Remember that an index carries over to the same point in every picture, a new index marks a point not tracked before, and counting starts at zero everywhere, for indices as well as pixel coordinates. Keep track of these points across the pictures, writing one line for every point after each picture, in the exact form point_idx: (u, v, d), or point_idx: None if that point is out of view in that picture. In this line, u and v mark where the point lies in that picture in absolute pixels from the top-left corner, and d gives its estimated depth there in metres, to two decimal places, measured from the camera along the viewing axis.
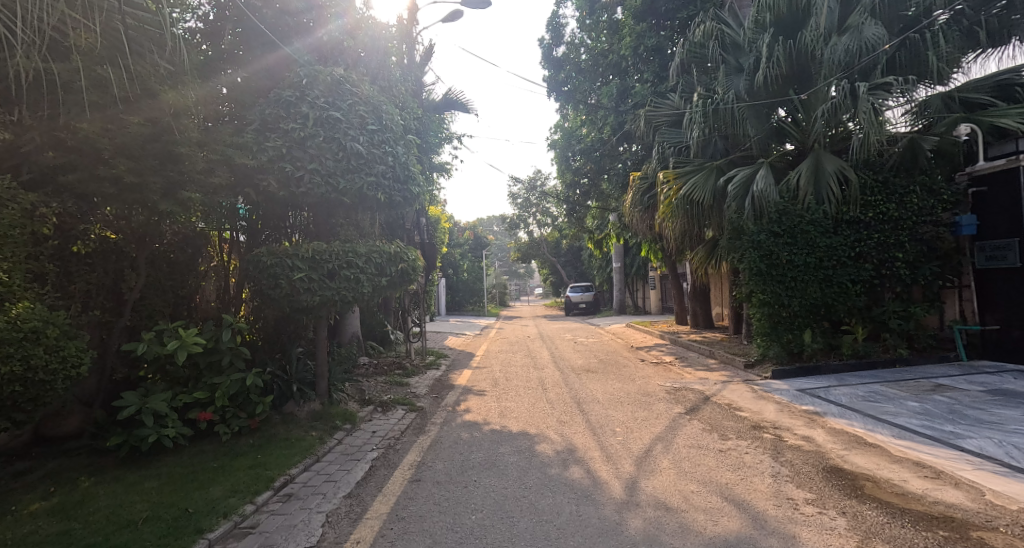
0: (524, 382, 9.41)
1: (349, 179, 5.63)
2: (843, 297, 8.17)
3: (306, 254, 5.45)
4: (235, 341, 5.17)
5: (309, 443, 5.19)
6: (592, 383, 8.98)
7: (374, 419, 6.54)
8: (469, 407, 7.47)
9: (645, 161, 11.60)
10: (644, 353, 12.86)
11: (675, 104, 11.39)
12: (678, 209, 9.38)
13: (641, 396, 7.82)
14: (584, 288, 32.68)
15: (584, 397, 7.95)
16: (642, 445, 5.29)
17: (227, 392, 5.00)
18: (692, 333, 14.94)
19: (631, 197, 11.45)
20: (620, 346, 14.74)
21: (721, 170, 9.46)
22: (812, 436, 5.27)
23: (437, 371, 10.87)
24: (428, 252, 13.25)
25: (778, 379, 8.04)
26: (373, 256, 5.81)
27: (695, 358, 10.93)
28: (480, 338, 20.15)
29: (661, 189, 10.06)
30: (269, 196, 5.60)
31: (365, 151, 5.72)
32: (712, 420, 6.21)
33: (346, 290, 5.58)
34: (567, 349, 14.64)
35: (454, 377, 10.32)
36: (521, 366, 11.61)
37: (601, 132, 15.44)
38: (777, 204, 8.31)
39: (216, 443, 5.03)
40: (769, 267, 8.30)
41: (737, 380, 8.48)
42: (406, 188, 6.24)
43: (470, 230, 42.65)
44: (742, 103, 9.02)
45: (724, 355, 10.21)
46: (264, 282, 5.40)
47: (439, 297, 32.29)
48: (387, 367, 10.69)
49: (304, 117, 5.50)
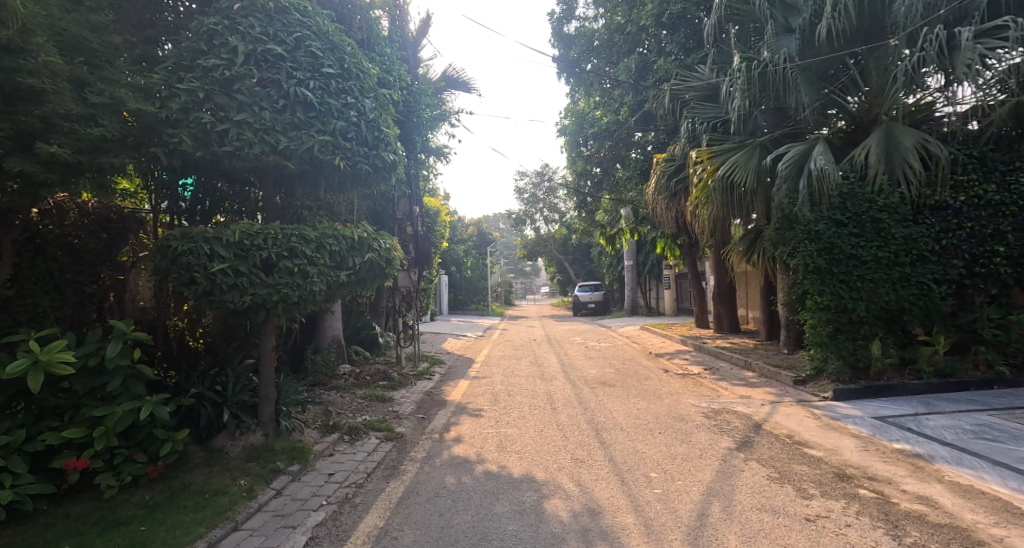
0: (528, 398, 7.96)
1: (294, 137, 4.13)
2: (924, 301, 6.67)
3: (232, 238, 3.97)
4: (132, 357, 3.74)
5: (229, 500, 3.72)
6: (611, 402, 7.50)
7: (335, 454, 5.06)
8: (461, 435, 6.01)
9: (670, 142, 10.12)
10: (666, 362, 11.34)
11: (705, 76, 9.89)
12: (715, 193, 7.93)
13: (673, 421, 6.33)
14: (592, 288, 31.18)
15: (602, 421, 6.48)
16: (691, 507, 3.81)
17: (111, 427, 3.54)
18: (718, 339, 13.38)
19: (654, 182, 9.97)
20: (638, 352, 13.26)
21: (765, 148, 8.08)
22: (933, 497, 3.76)
23: (429, 382, 9.43)
24: (423, 246, 11.84)
25: (843, 402, 6.52)
26: (327, 242, 4.33)
27: (728, 370, 9.44)
28: (483, 340, 18.72)
29: (692, 170, 8.59)
30: (188, 160, 4.15)
31: (317, 100, 4.23)
32: (775, 462, 4.72)
33: (288, 288, 4.11)
34: (577, 355, 13.15)
35: (448, 390, 8.88)
36: (526, 375, 10.17)
37: (617, 114, 13.98)
38: (840, 186, 6.84)
39: (95, 502, 3.55)
40: (829, 263, 6.84)
41: (788, 400, 6.98)
42: (375, 156, 4.75)
43: (475, 226, 41.32)
44: (795, 66, 7.55)
45: (765, 368, 8.71)
46: (175, 275, 3.94)
47: (441, 295, 30.85)
48: (371, 377, 9.28)
49: (231, 52, 4.00)
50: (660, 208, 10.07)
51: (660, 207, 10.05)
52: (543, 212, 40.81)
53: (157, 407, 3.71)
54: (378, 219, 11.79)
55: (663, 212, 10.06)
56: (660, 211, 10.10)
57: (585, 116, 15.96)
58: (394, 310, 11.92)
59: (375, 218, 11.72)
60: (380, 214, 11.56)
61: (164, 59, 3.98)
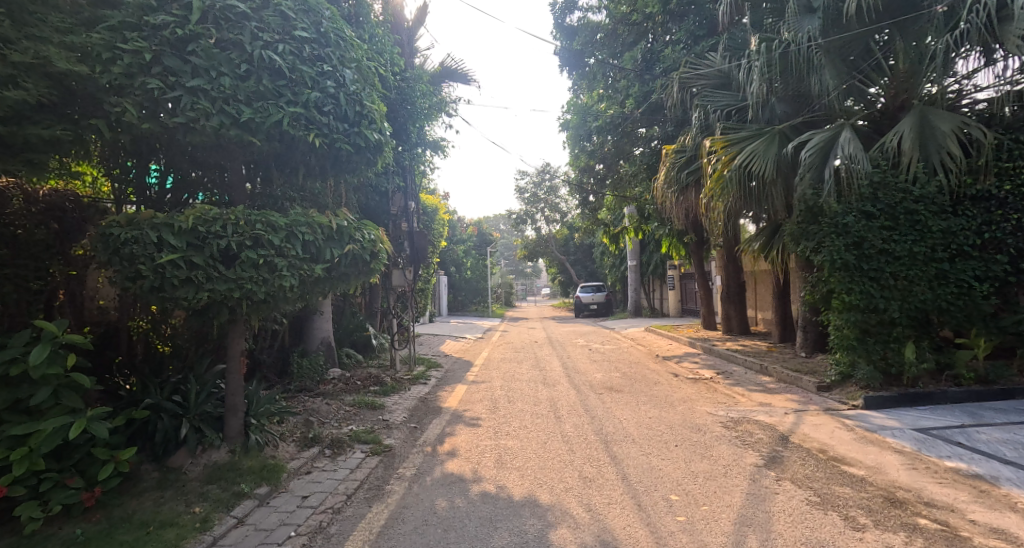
0: (530, 405, 7.39)
1: (260, 108, 3.56)
2: (964, 300, 6.12)
3: (186, 223, 3.38)
4: (65, 364, 3.16)
5: (178, 534, 3.13)
6: (620, 410, 6.93)
7: (312, 472, 4.48)
8: (456, 448, 5.44)
9: (681, 132, 9.57)
10: (674, 366, 10.76)
11: (717, 63, 9.33)
12: (731, 184, 7.37)
13: (690, 432, 5.75)
14: (594, 288, 30.60)
15: (612, 432, 5.91)
16: (724, 541, 3.23)
17: (35, 448, 2.96)
18: (728, 341, 12.83)
19: (663, 175, 9.41)
20: (644, 354, 12.70)
21: (785, 136, 7.52)
22: (1011, 530, 3.18)
23: (424, 388, 8.87)
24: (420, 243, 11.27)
25: (876, 411, 5.93)
26: (300, 231, 3.76)
27: (743, 375, 8.86)
28: (482, 341, 18.16)
29: (705, 160, 8.02)
30: (137, 136, 3.57)
31: (288, 67, 3.67)
32: (814, 483, 4.14)
33: (252, 283, 3.52)
34: (581, 358, 12.60)
35: (444, 396, 8.32)
36: (528, 380, 9.60)
37: (622, 107, 13.43)
38: (870, 175, 6.30)
39: (15, 537, 2.97)
40: (857, 259, 6.32)
41: (814, 408, 6.40)
42: (357, 134, 4.17)
43: (475, 226, 40.80)
44: (818, 46, 7.01)
45: (783, 373, 8.15)
46: (117, 268, 3.34)
47: (440, 296, 30.30)
48: (362, 381, 8.73)
49: (186, 8, 3.43)
50: (669, 203, 9.51)
51: (669, 202, 9.49)
52: (545, 212, 40.27)
53: (94, 423, 3.13)
54: (372, 215, 11.24)
55: (672, 207, 9.49)
56: (669, 205, 9.54)
57: (589, 110, 15.40)
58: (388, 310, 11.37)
59: (368, 215, 11.17)
60: (373, 209, 11.01)
61: (104, 13, 3.39)
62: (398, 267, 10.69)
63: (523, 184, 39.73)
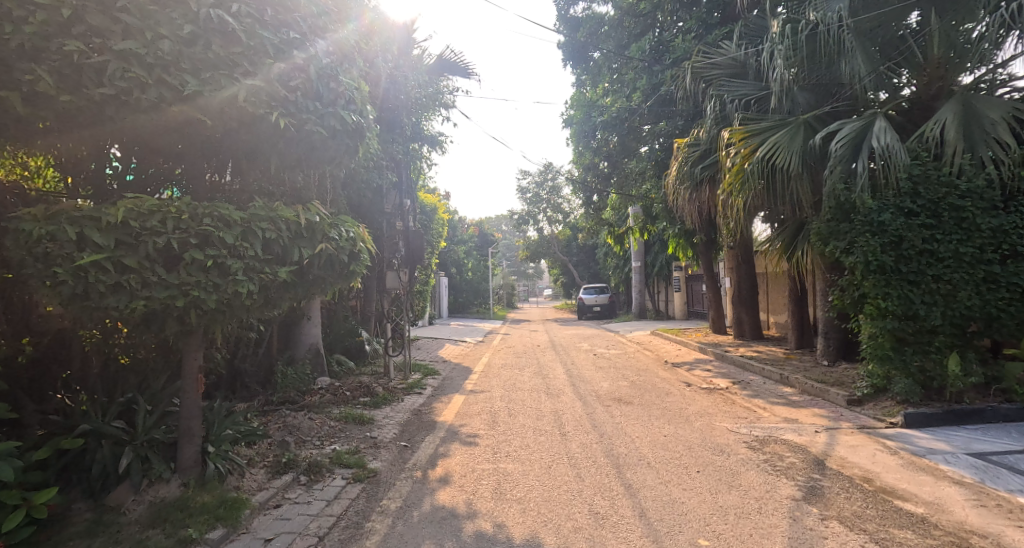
0: (532, 420, 6.79)
1: (208, 79, 2.96)
2: (1016, 306, 5.50)
3: (115, 217, 2.75)
4: None
5: None
6: (631, 427, 6.33)
7: (282, 507, 3.88)
8: (450, 473, 4.84)
9: (693, 125, 8.98)
10: (685, 374, 10.15)
11: (731, 50, 8.74)
12: (753, 179, 6.77)
13: (712, 455, 5.14)
14: (598, 290, 29.98)
15: (624, 454, 5.31)
16: None
17: None
18: (741, 347, 12.21)
19: (675, 169, 8.82)
20: (652, 361, 12.10)
21: (811, 127, 6.93)
22: None
23: (419, 398, 8.28)
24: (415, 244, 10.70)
25: (919, 431, 5.32)
26: (262, 227, 3.18)
27: (761, 385, 8.26)
28: (482, 345, 17.59)
29: (722, 153, 7.42)
30: (61, 112, 2.96)
31: (244, 31, 3.07)
32: (867, 523, 3.53)
33: (200, 290, 2.91)
34: (586, 364, 12.01)
35: (440, 408, 7.72)
36: (530, 389, 9.02)
37: (629, 100, 12.84)
38: (909, 167, 5.71)
39: None
40: (895, 260, 5.73)
41: (847, 426, 5.78)
42: (332, 115, 3.58)
43: (476, 226, 40.27)
44: (848, 27, 6.42)
45: (806, 384, 7.54)
46: (30, 270, 2.72)
47: (440, 298, 29.73)
48: (353, 392, 8.14)
49: None
50: (682, 199, 8.91)
51: (681, 198, 8.89)
52: (546, 213, 39.71)
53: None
54: (365, 214, 10.67)
55: (684, 204, 8.89)
56: (682, 202, 8.94)
57: (593, 105, 14.80)
58: (382, 315, 10.79)
59: (361, 214, 10.60)
60: (366, 208, 10.44)
61: None
62: (393, 269, 10.11)
63: (524, 184, 39.15)
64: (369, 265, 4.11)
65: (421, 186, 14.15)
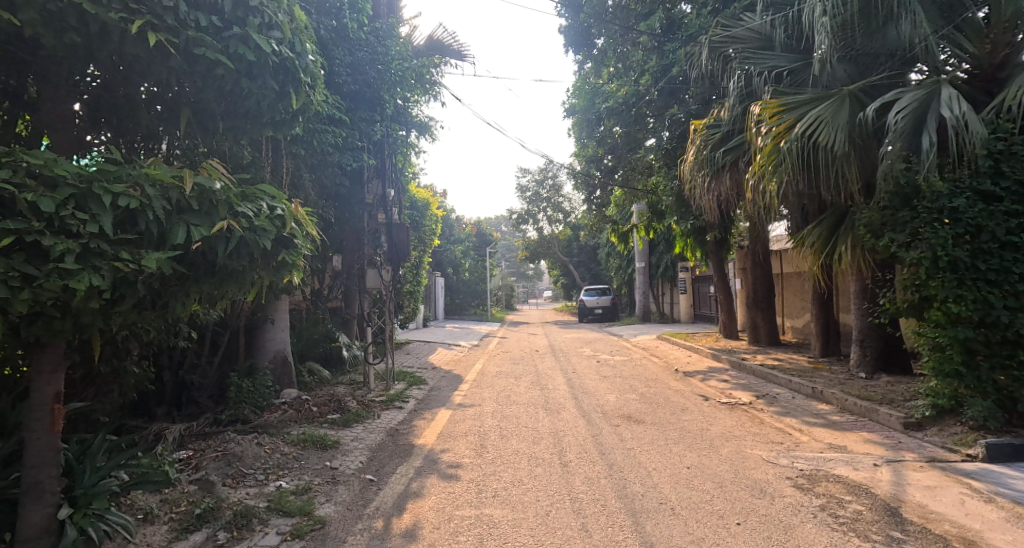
0: (527, 445, 5.75)
1: None
2: None
3: None
4: None
5: None
6: (645, 455, 5.29)
7: None
8: (419, 523, 3.78)
9: (713, 105, 7.95)
10: (701, 387, 9.10)
11: (756, 19, 7.71)
12: (791, 160, 5.71)
13: (751, 498, 4.08)
14: (599, 292, 28.92)
15: (638, 494, 4.26)
16: None
17: None
18: (758, 355, 11.18)
19: (692, 155, 7.75)
20: (661, 370, 11.06)
21: (857, 100, 5.88)
22: None
23: (398, 416, 7.22)
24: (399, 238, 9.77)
25: (1008, 468, 4.25)
26: (115, 188, 2.15)
27: (791, 401, 7.21)
28: (477, 350, 16.56)
29: (751, 132, 6.36)
30: None
31: None
32: None
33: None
34: (588, 373, 10.97)
35: (420, 428, 6.67)
36: (526, 403, 7.97)
37: (637, 85, 11.83)
38: (990, 143, 4.69)
39: None
40: (972, 256, 4.70)
41: (911, 458, 4.72)
42: (240, 40, 2.97)
43: (474, 226, 39.28)
44: None
45: (846, 401, 6.50)
46: None
47: (436, 299, 28.70)
48: (321, 406, 7.10)
49: None
50: (699, 190, 7.81)
51: (699, 188, 7.79)
52: (546, 212, 38.74)
53: None
54: (343, 203, 9.67)
55: (702, 195, 7.77)
56: (699, 193, 7.84)
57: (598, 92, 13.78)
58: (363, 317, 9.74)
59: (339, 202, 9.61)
60: (345, 196, 9.44)
61: None
62: (372, 266, 9.14)
63: (524, 182, 38.16)
64: (305, 253, 3.08)
65: (410, 177, 13.14)
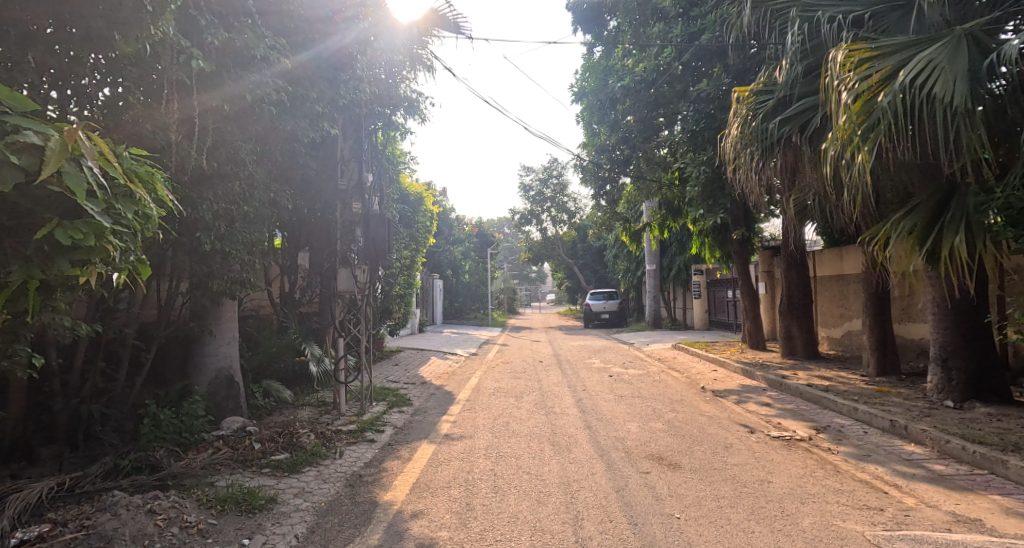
0: (529, 507, 4.24)
1: None
2: None
3: None
4: None
5: None
6: (694, 531, 3.76)
7: None
8: None
9: (759, 68, 6.40)
10: (739, 413, 7.57)
11: None
12: (894, 119, 4.16)
13: None
14: (606, 295, 27.42)
15: None
16: None
17: None
18: (799, 371, 9.66)
19: (738, 128, 6.21)
20: (686, 389, 9.55)
21: (978, 43, 4.35)
22: None
23: (367, 455, 5.72)
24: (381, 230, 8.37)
25: None
26: None
27: (865, 439, 5.68)
28: (475, 360, 15.08)
29: (825, 88, 4.82)
30: None
31: None
32: None
33: None
34: (601, 391, 9.49)
35: (391, 474, 5.17)
36: (528, 436, 6.47)
37: (657, 60, 10.40)
38: None
39: None
40: None
41: None
42: None
43: (476, 226, 37.97)
44: None
45: (948, 444, 4.96)
46: None
47: (434, 302, 27.29)
48: (266, 441, 5.63)
49: None
50: (746, 173, 6.24)
51: (746, 170, 6.22)
52: (550, 212, 37.38)
53: None
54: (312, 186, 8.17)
55: (749, 179, 6.20)
56: (745, 177, 6.27)
57: (610, 72, 12.30)
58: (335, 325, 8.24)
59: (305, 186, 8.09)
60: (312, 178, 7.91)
61: None
62: (345, 264, 7.67)
63: (528, 181, 36.87)
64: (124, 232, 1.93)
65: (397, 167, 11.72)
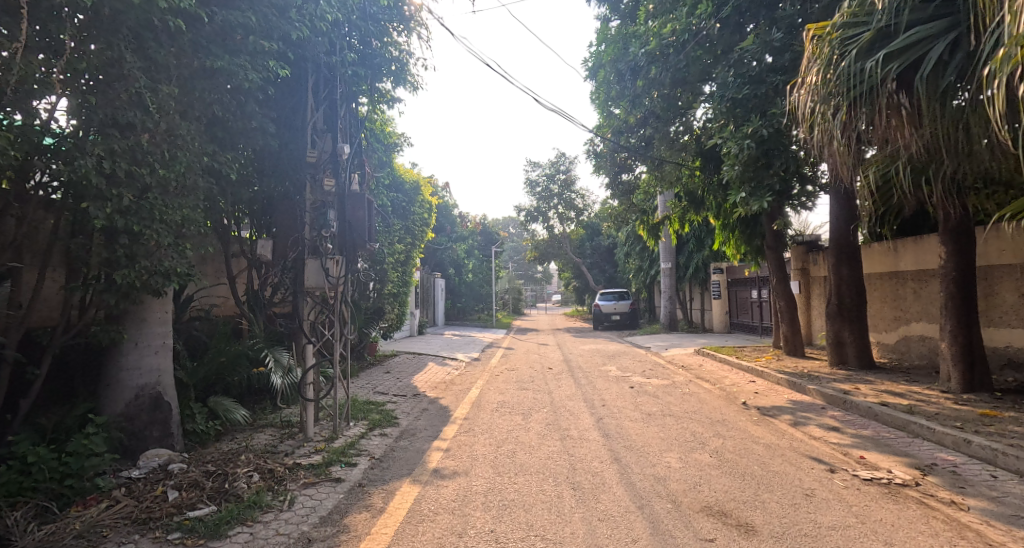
0: None
1: None
2: None
3: None
4: None
5: None
6: None
7: None
8: None
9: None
10: (802, 440, 6.08)
11: None
12: None
13: None
14: (618, 295, 25.95)
15: None
16: None
17: None
18: (860, 385, 8.17)
19: (817, 72, 4.71)
20: (724, 405, 8.06)
21: None
22: None
23: (328, 506, 4.24)
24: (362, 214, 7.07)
25: None
26: None
27: (1002, 489, 4.18)
28: (477, 366, 13.67)
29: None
30: None
31: None
32: None
33: None
34: (624, 409, 8.03)
35: (354, 538, 3.71)
36: (541, 476, 5.01)
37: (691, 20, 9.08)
38: None
39: None
40: None
41: None
42: None
43: (480, 224, 36.66)
44: None
45: None
46: None
47: (435, 302, 26.05)
48: (186, 488, 4.07)
49: None
50: (829, 131, 4.75)
51: (829, 129, 4.74)
52: (558, 209, 35.96)
53: None
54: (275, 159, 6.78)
55: (835, 140, 4.72)
56: (827, 137, 4.78)
57: (631, 40, 10.79)
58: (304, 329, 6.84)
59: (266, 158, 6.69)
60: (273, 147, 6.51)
61: None
62: (317, 254, 6.30)
63: (534, 176, 35.53)
64: None
65: (380, 146, 10.31)
